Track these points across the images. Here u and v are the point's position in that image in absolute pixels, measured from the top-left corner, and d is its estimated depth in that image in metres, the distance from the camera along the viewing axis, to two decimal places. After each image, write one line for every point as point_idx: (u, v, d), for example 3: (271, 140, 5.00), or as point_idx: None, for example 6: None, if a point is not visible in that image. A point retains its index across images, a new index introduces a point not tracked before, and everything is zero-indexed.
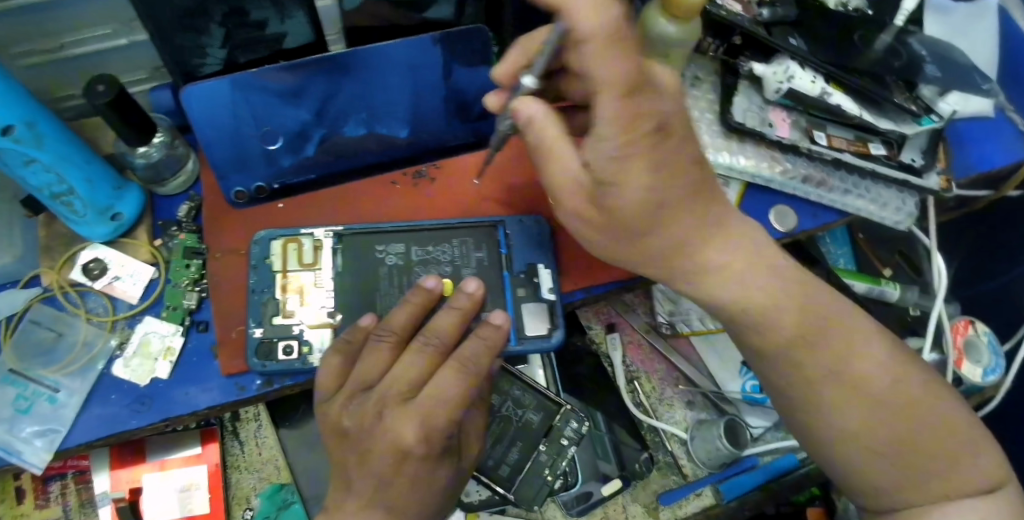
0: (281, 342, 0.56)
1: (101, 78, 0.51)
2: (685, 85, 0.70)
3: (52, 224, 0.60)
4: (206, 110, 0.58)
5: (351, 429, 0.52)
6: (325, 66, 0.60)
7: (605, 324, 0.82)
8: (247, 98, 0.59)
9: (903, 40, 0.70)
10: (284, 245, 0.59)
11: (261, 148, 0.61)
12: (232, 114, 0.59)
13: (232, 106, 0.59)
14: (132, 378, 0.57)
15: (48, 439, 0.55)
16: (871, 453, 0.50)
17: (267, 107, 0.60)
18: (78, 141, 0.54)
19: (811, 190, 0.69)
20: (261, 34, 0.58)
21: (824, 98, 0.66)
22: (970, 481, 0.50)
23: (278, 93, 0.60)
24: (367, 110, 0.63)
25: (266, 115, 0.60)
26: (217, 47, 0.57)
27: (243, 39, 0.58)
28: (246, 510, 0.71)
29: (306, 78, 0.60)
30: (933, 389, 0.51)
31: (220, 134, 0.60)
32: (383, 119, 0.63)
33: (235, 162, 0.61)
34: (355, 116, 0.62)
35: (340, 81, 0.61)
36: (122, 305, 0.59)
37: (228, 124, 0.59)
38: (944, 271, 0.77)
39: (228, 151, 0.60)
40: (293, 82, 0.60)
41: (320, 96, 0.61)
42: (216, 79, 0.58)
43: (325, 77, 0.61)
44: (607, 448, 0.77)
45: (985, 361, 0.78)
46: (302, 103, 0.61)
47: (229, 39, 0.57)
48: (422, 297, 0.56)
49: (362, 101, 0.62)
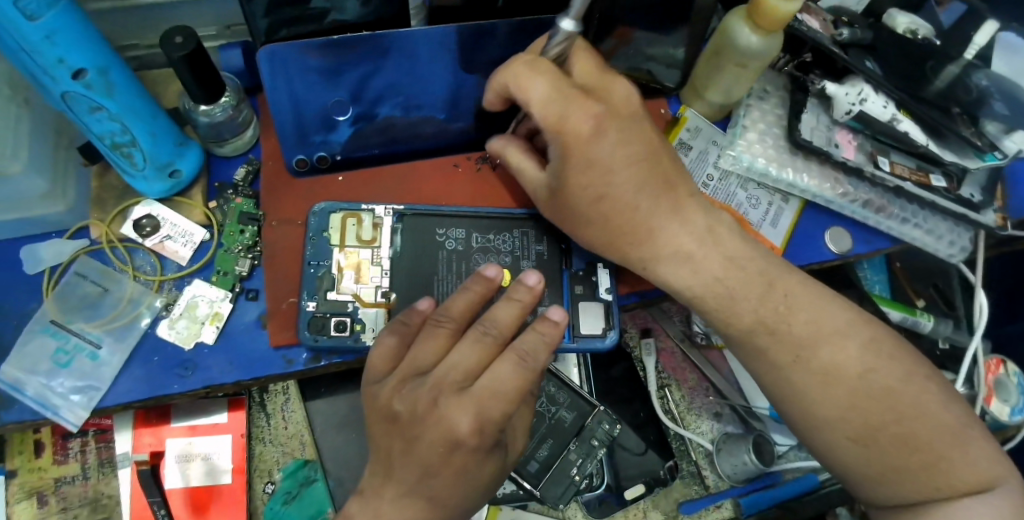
0: (334, 318, 0.55)
1: (177, 29, 0.50)
2: (752, 98, 0.69)
3: (106, 176, 0.59)
4: (271, 75, 0.55)
5: (401, 414, 0.50)
6: (366, 47, 0.56)
7: (640, 328, 0.82)
8: (283, 71, 0.56)
9: (969, 76, 0.68)
10: (344, 219, 0.58)
11: (314, 122, 0.59)
12: (275, 86, 0.56)
13: (274, 78, 0.56)
14: (177, 340, 0.55)
15: (86, 396, 0.53)
16: (858, 444, 0.49)
17: (310, 86, 0.57)
18: (146, 93, 0.53)
19: (869, 215, 0.69)
20: (306, 10, 0.52)
21: (892, 124, 0.65)
22: (970, 480, 0.47)
23: (317, 70, 0.56)
24: (405, 95, 0.60)
25: (310, 92, 0.58)
26: (260, 16, 0.51)
27: (288, 16, 0.52)
28: (268, 483, 0.70)
29: (349, 59, 0.56)
30: (919, 382, 0.50)
31: (280, 103, 0.57)
32: (423, 106, 0.61)
33: (293, 137, 0.59)
34: (393, 99, 0.60)
35: (383, 64, 0.57)
36: (170, 265, 0.58)
37: (274, 95, 0.57)
38: (983, 308, 0.77)
39: (289, 120, 0.59)
40: (334, 60, 0.56)
41: (358, 79, 0.58)
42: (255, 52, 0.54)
43: (366, 58, 0.56)
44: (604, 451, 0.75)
45: (1013, 401, 0.79)
46: (342, 84, 0.58)
47: (274, 13, 0.51)
48: (483, 285, 0.55)
49: (406, 86, 0.59)
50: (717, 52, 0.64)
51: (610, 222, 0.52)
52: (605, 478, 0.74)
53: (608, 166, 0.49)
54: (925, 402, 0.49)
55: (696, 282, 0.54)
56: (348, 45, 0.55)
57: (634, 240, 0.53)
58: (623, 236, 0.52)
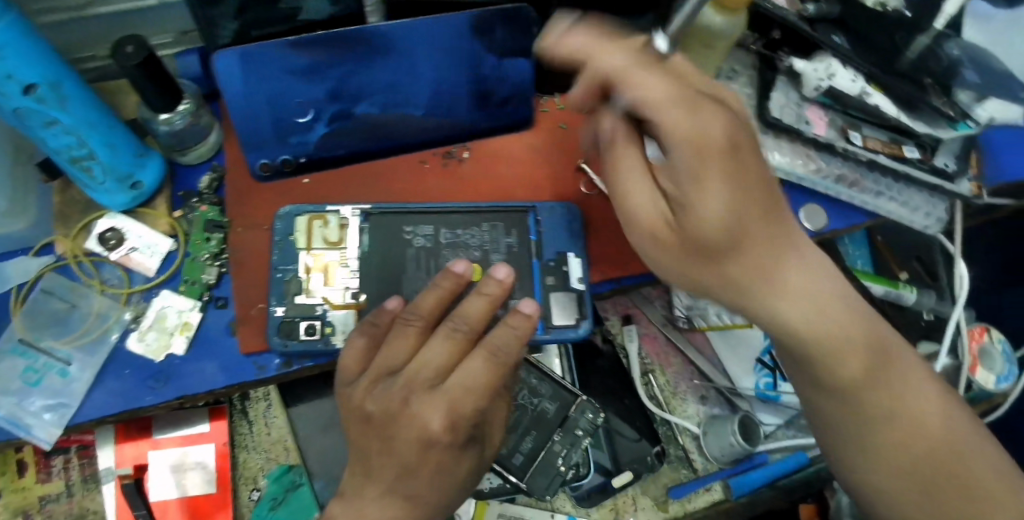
0: (302, 322, 0.54)
1: (129, 38, 0.49)
2: (723, 79, 0.68)
3: (68, 191, 0.58)
4: (230, 79, 0.53)
5: (374, 414, 0.50)
6: (344, 45, 0.53)
7: (622, 315, 0.81)
8: (260, 69, 0.53)
9: (941, 44, 0.67)
10: (310, 222, 0.57)
11: (281, 124, 0.57)
12: (244, 85, 0.54)
13: (245, 78, 0.54)
14: (147, 352, 0.55)
15: (58, 414, 0.53)
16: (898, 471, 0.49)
17: (282, 86, 0.55)
18: (102, 104, 0.52)
19: (843, 190, 0.68)
20: (274, 12, 0.50)
21: (863, 98, 0.65)
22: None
23: (291, 71, 0.54)
24: (385, 93, 0.58)
25: (282, 92, 0.55)
26: (228, 18, 0.50)
27: (257, 17, 0.51)
28: (253, 490, 0.70)
29: (325, 57, 0.54)
30: (894, 357, 0.50)
31: (246, 105, 0.55)
32: (404, 102, 0.59)
33: (253, 138, 0.58)
34: (372, 98, 0.58)
35: (361, 63, 0.55)
36: (138, 277, 0.57)
37: (241, 96, 0.55)
38: (964, 277, 0.77)
39: (250, 126, 0.57)
40: (311, 60, 0.54)
41: (337, 78, 0.55)
42: (224, 52, 0.51)
43: (345, 57, 0.54)
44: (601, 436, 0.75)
45: (998, 369, 0.79)
46: (318, 83, 0.55)
47: (242, 14, 0.50)
48: (453, 282, 0.54)
49: (387, 83, 0.57)
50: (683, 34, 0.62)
51: (732, 248, 0.43)
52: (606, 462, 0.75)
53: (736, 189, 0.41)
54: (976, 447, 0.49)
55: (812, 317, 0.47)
56: (325, 44, 0.53)
57: (757, 272, 0.45)
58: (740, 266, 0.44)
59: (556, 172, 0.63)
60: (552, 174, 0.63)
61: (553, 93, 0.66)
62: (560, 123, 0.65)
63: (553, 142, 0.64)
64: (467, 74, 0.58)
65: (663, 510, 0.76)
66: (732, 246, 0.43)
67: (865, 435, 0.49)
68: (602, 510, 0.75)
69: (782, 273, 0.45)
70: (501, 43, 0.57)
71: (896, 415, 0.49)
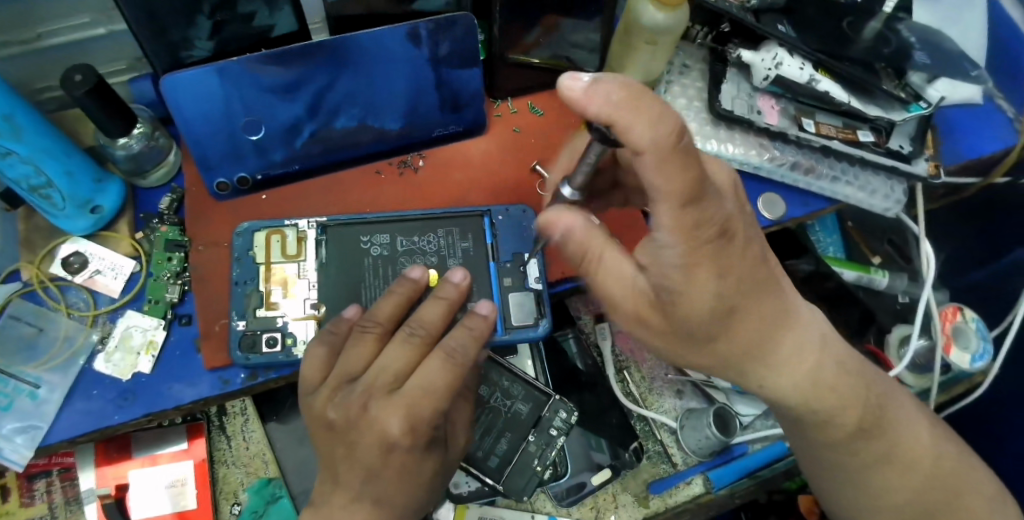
0: (264, 335, 0.56)
1: (77, 66, 0.50)
2: (672, 74, 0.70)
3: (33, 217, 0.60)
4: (191, 96, 0.55)
5: (336, 421, 0.50)
6: (323, 54, 0.56)
7: (594, 314, 0.83)
8: (238, 85, 0.56)
9: (893, 28, 0.68)
10: (268, 237, 0.59)
11: (263, 139, 0.60)
12: (224, 102, 0.56)
13: (222, 94, 0.56)
14: (114, 372, 0.56)
15: (30, 436, 0.54)
16: (889, 506, 0.55)
17: (263, 101, 0.58)
18: (59, 131, 0.53)
19: (799, 177, 0.69)
20: (248, 27, 0.55)
21: (812, 85, 0.64)
22: None
23: (271, 85, 0.57)
24: (366, 102, 0.61)
25: (262, 109, 0.58)
26: (204, 39, 0.54)
27: (233, 34, 0.55)
28: (233, 505, 0.70)
29: (301, 71, 0.57)
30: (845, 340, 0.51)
31: (220, 120, 0.58)
32: (377, 110, 0.61)
33: (233, 155, 0.60)
34: (345, 110, 0.60)
35: (335, 72, 0.58)
36: (103, 299, 0.59)
37: (225, 113, 0.57)
38: (932, 257, 0.76)
39: (223, 145, 0.59)
40: (289, 74, 0.57)
41: (314, 90, 0.58)
42: (198, 69, 0.54)
43: (318, 70, 0.57)
44: (600, 440, 0.76)
45: (973, 347, 0.75)
46: (296, 98, 0.58)
47: (217, 33, 0.54)
48: (409, 287, 0.55)
49: (369, 91, 0.60)
50: (629, 29, 0.64)
51: (720, 343, 0.46)
52: (609, 457, 0.76)
53: (727, 286, 0.42)
54: (974, 477, 0.56)
55: (796, 386, 0.50)
56: (301, 56, 0.56)
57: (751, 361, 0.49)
58: (733, 361, 0.47)
59: (513, 175, 0.65)
60: (508, 176, 0.65)
61: (506, 98, 0.69)
62: (514, 128, 0.67)
63: (509, 148, 0.67)
64: (416, 82, 0.61)
65: (644, 506, 0.76)
66: (716, 335, 0.45)
67: (838, 458, 0.54)
68: (583, 508, 0.75)
69: (777, 348, 0.48)
70: (453, 47, 0.59)
71: (851, 408, 0.52)
